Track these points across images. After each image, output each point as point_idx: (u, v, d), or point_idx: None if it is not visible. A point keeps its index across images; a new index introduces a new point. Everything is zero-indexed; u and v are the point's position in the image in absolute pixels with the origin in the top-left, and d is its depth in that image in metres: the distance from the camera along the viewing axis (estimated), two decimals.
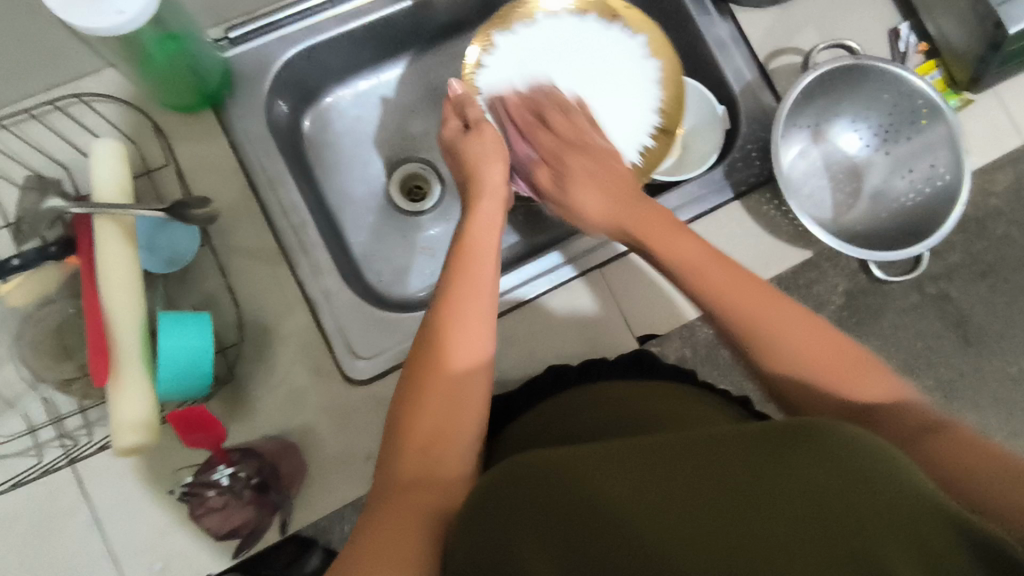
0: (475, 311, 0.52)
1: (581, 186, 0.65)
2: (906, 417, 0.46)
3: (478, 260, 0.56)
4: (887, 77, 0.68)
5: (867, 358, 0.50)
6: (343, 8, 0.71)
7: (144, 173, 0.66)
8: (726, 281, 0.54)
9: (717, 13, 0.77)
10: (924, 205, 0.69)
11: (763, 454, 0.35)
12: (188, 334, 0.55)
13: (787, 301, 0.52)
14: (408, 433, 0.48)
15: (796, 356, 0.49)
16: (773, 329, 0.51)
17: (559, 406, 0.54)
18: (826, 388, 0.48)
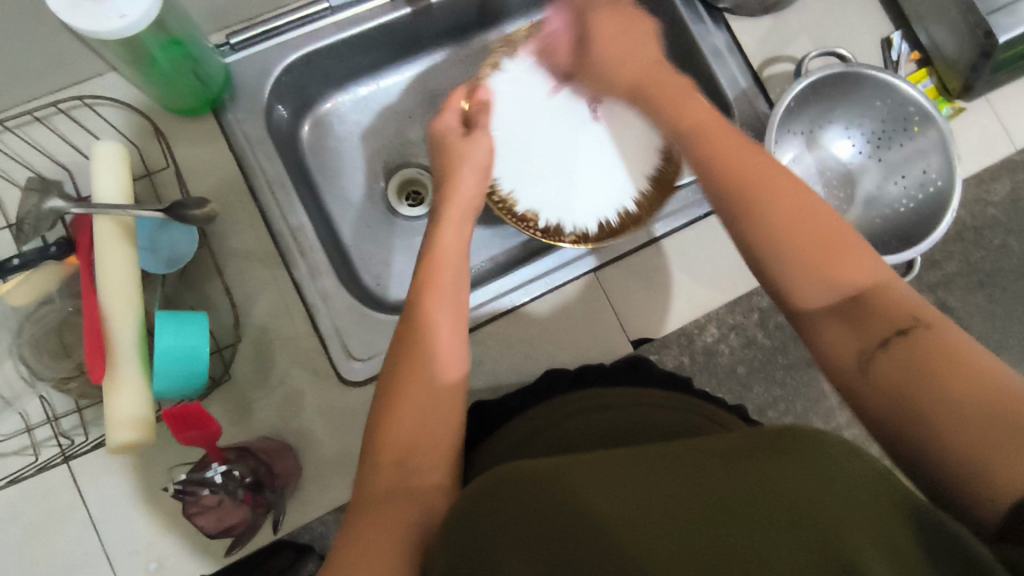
0: (451, 321, 0.54)
1: (607, 43, 0.65)
2: (890, 307, 0.44)
3: (445, 262, 0.57)
4: (880, 85, 0.69)
5: (856, 242, 0.48)
6: (344, 15, 0.72)
7: (145, 175, 0.67)
8: (751, 167, 0.51)
9: (711, 22, 0.78)
10: (916, 211, 0.70)
11: (743, 461, 0.36)
12: (185, 331, 0.56)
13: (805, 194, 0.50)
14: (387, 443, 0.48)
15: (782, 222, 0.48)
16: (771, 202, 0.49)
17: (553, 409, 0.54)
18: (816, 272, 0.46)
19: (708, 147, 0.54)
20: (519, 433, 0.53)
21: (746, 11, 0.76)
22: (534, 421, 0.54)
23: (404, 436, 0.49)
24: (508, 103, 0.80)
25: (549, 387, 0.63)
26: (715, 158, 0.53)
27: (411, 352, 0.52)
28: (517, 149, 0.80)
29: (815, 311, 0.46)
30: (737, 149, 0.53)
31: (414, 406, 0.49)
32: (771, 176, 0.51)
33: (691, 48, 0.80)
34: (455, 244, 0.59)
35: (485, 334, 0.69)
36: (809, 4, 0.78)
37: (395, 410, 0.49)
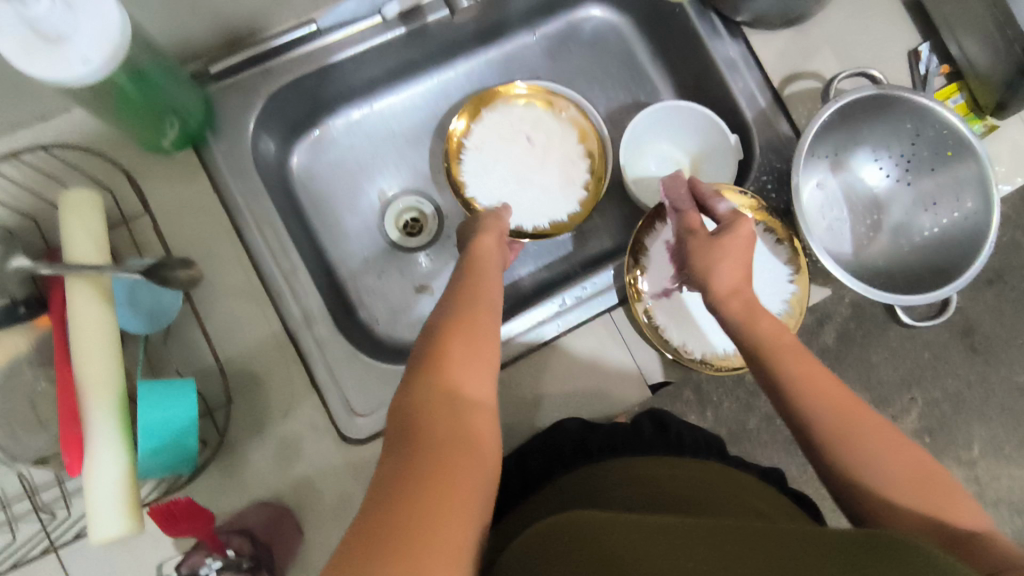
0: (485, 321, 0.53)
1: (726, 265, 0.55)
2: (999, 553, 0.44)
3: (484, 311, 0.54)
4: (914, 108, 0.64)
5: (957, 487, 0.48)
6: (332, 38, 0.67)
7: (121, 223, 0.61)
8: (823, 380, 0.52)
9: (727, 35, 0.73)
10: (950, 242, 0.65)
11: (818, 554, 0.35)
12: (167, 406, 0.51)
13: (889, 427, 0.50)
14: (424, 440, 0.40)
15: (868, 458, 0.48)
16: (860, 442, 0.49)
17: (585, 483, 0.52)
18: (908, 493, 0.47)
19: (790, 367, 0.52)
20: (558, 499, 0.52)
21: (764, 24, 0.71)
22: (558, 496, 0.53)
23: (445, 417, 0.43)
24: (483, 134, 0.77)
25: (575, 451, 0.61)
26: (828, 428, 0.50)
27: (457, 342, 0.50)
28: (487, 171, 0.77)
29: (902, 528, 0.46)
30: (825, 380, 0.52)
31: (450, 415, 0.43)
32: (855, 407, 0.51)
33: (705, 63, 0.74)
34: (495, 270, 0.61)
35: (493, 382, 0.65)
36: (830, 14, 0.73)
37: (429, 416, 0.43)
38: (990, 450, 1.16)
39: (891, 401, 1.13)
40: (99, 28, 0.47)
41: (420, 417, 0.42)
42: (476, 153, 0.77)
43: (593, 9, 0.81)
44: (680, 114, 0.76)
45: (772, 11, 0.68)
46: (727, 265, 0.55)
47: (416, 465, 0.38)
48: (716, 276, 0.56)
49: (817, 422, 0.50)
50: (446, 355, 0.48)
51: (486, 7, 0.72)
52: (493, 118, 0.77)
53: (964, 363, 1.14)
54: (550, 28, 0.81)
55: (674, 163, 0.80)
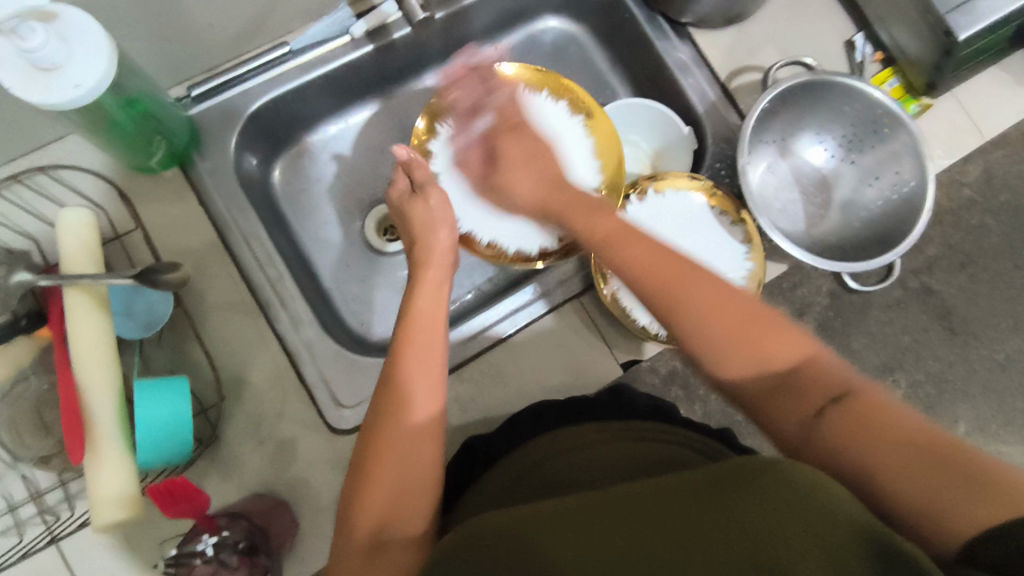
0: (424, 331, 0.54)
1: (515, 171, 0.67)
2: (817, 381, 0.45)
3: (421, 339, 0.53)
4: (847, 91, 0.69)
5: (776, 317, 0.48)
6: (304, 58, 0.72)
7: (114, 239, 0.65)
8: (652, 262, 0.52)
9: (675, 36, 0.78)
10: (892, 212, 0.70)
11: (702, 497, 0.39)
12: (164, 399, 0.55)
13: (719, 281, 0.50)
14: (363, 499, 0.47)
15: (700, 321, 0.48)
16: (685, 306, 0.49)
17: (530, 454, 0.54)
18: (739, 352, 0.47)
19: (628, 250, 0.54)
20: (505, 476, 0.53)
21: (708, 24, 0.76)
22: (515, 467, 0.54)
23: (385, 486, 0.47)
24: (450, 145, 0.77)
25: (534, 424, 0.62)
26: (662, 301, 0.50)
27: (389, 401, 0.50)
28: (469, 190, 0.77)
29: (741, 386, 0.47)
30: (645, 256, 0.53)
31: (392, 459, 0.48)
32: (684, 271, 0.51)
33: (658, 64, 0.80)
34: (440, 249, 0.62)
35: (473, 370, 0.69)
36: (769, 12, 0.79)
37: (370, 467, 0.48)
38: (977, 429, 1.18)
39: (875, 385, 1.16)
40: (89, 57, 0.51)
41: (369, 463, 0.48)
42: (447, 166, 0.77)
43: (551, 21, 0.87)
44: (639, 115, 0.81)
45: (714, 12, 0.74)
46: (517, 174, 0.67)
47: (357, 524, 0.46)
48: (518, 195, 0.67)
49: (641, 290, 0.51)
50: (387, 413, 0.49)
51: (449, 24, 0.78)
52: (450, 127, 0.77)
53: (943, 344, 1.17)
54: (511, 41, 0.87)
55: (637, 160, 0.85)
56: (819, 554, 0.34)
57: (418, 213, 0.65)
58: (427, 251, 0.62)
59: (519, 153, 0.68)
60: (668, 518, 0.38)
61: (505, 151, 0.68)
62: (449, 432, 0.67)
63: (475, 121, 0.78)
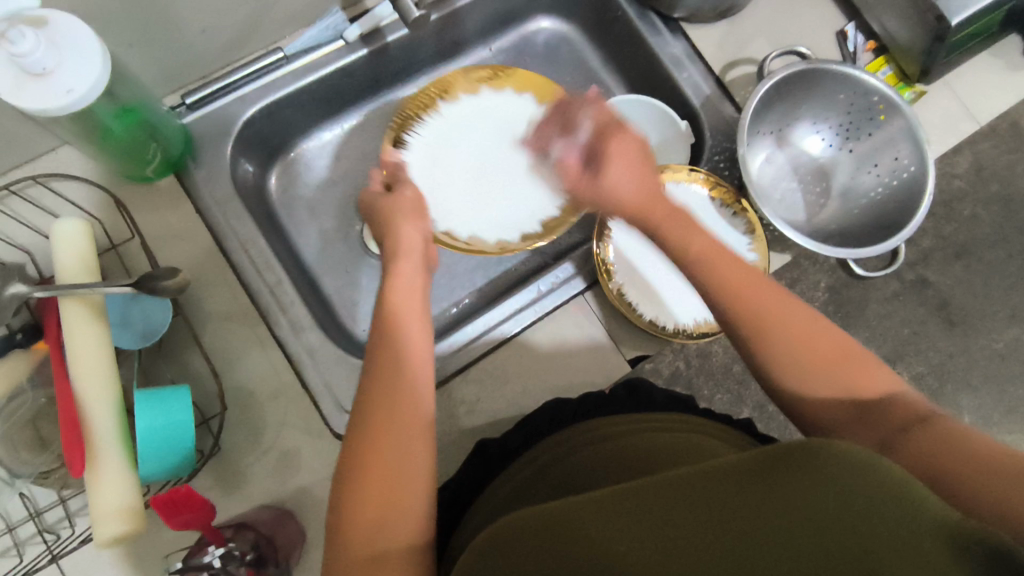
0: (413, 326, 0.54)
1: (613, 164, 0.59)
2: (897, 411, 0.47)
3: (400, 320, 0.54)
4: (842, 79, 0.69)
5: (861, 351, 0.50)
6: (299, 63, 0.71)
7: (110, 249, 0.64)
8: (732, 271, 0.53)
9: (668, 31, 0.78)
10: (892, 197, 0.70)
11: (762, 487, 0.36)
12: (166, 408, 0.54)
13: (801, 310, 0.51)
14: (356, 504, 0.45)
15: (787, 346, 0.49)
16: (775, 328, 0.50)
17: (550, 450, 0.53)
18: (824, 375, 0.48)
19: (711, 260, 0.54)
20: (526, 472, 0.52)
21: (700, 19, 0.77)
22: (535, 462, 0.53)
23: (381, 484, 0.45)
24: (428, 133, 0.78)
25: (550, 421, 0.61)
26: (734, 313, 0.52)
27: (382, 393, 0.49)
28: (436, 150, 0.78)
29: (829, 416, 0.48)
30: (734, 272, 0.53)
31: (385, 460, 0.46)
32: (773, 294, 0.52)
33: (651, 60, 0.80)
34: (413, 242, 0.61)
35: (479, 371, 0.68)
36: (760, 6, 0.79)
37: (362, 469, 0.46)
38: (981, 419, 1.19)
39: None
40: (83, 62, 0.51)
41: (362, 466, 0.46)
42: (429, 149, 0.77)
43: (543, 22, 0.87)
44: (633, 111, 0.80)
45: (705, 7, 0.74)
46: (621, 167, 0.59)
47: (347, 532, 0.44)
48: (622, 187, 0.59)
49: (728, 306, 0.52)
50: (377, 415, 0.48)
51: (442, 27, 0.78)
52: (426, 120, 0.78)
53: (944, 335, 1.17)
54: (504, 42, 0.87)
55: None
56: (898, 550, 0.32)
57: (392, 205, 0.65)
58: (393, 243, 0.61)
59: (629, 165, 0.59)
60: (725, 515, 0.36)
61: (609, 146, 0.60)
62: (456, 436, 0.66)
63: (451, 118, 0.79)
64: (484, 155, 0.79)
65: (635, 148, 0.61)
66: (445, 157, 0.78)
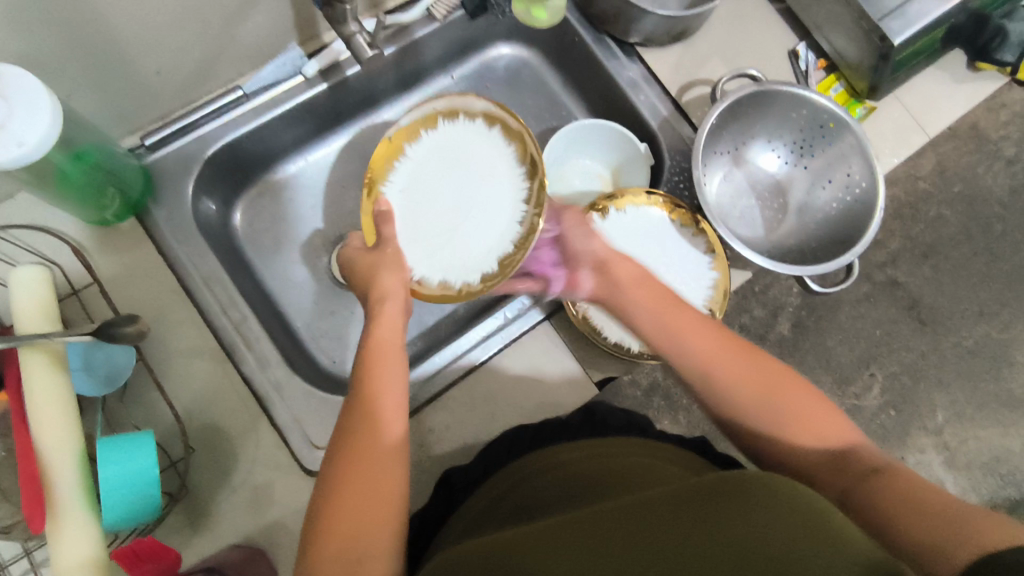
0: (388, 367, 0.54)
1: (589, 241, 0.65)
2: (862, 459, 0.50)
3: (385, 361, 0.55)
4: (793, 99, 0.71)
5: (823, 401, 0.54)
6: (259, 100, 0.72)
7: (71, 294, 0.63)
8: (692, 329, 0.58)
9: (624, 55, 0.80)
10: (845, 212, 0.72)
11: (690, 515, 0.38)
12: (131, 456, 0.53)
13: (764, 363, 0.55)
14: (325, 532, 0.46)
15: (742, 398, 0.54)
16: (731, 383, 0.54)
17: (509, 477, 0.54)
18: (788, 425, 0.52)
19: (673, 320, 0.59)
20: (487, 499, 0.53)
21: (655, 43, 0.78)
22: (496, 487, 0.54)
23: (350, 515, 0.46)
24: (406, 173, 0.75)
25: (509, 449, 0.62)
26: (698, 367, 0.56)
27: (352, 427, 0.51)
28: (414, 200, 0.75)
29: (808, 466, 0.51)
30: (704, 337, 0.57)
31: (357, 485, 0.47)
32: (734, 347, 0.57)
33: (610, 84, 0.81)
34: (396, 287, 0.61)
35: (449, 400, 0.68)
36: (713, 27, 0.81)
37: (336, 500, 0.47)
38: (954, 415, 1.21)
39: (852, 380, 1.18)
40: (33, 115, 0.51)
41: (334, 494, 0.47)
42: (401, 192, 0.74)
43: (503, 48, 0.88)
44: (593, 134, 0.82)
45: (659, 31, 0.76)
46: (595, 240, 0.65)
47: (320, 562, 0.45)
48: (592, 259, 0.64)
49: (677, 351, 0.57)
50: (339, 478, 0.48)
51: (401, 58, 0.78)
52: (406, 164, 0.75)
53: (915, 335, 1.20)
54: (467, 69, 0.88)
55: (598, 178, 0.86)
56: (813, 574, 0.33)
57: (375, 260, 0.64)
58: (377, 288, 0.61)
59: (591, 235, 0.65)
60: (652, 539, 0.38)
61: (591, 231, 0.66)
62: (427, 465, 0.66)
63: (429, 159, 0.75)
64: (473, 199, 0.75)
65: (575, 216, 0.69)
66: (416, 211, 0.74)
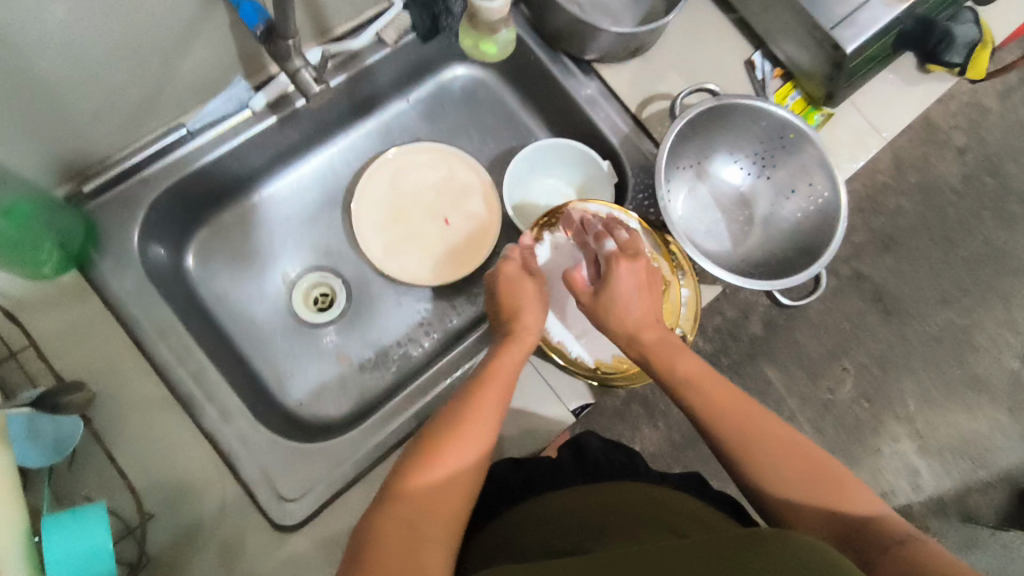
0: (500, 387, 0.58)
1: (632, 294, 0.64)
2: (879, 530, 0.50)
3: (498, 380, 0.58)
4: (751, 112, 0.71)
5: (849, 477, 0.54)
6: (206, 139, 0.69)
7: (9, 358, 0.59)
8: (721, 394, 0.60)
9: (582, 73, 0.79)
10: (809, 223, 0.72)
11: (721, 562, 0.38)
12: (81, 533, 0.50)
13: (791, 437, 0.57)
14: (397, 503, 0.48)
15: (774, 469, 0.55)
16: (763, 453, 0.56)
17: (510, 523, 0.55)
18: (805, 492, 0.54)
19: (702, 382, 0.61)
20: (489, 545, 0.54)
21: (611, 58, 0.77)
22: (493, 537, 0.55)
23: (427, 494, 0.49)
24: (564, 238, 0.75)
25: (496, 496, 0.60)
26: (716, 421, 0.58)
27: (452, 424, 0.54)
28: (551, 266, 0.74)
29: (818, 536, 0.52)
30: (729, 398, 0.59)
31: (444, 470, 0.50)
32: (763, 419, 0.58)
33: (568, 102, 0.80)
34: (530, 322, 0.64)
35: None
36: (668, 41, 0.80)
37: (416, 474, 0.50)
38: (923, 400, 1.22)
39: (823, 374, 1.20)
40: None
41: (417, 468, 0.50)
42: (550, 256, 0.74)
43: (459, 69, 0.86)
44: (553, 150, 0.82)
45: (615, 47, 0.75)
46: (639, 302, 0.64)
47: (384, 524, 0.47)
48: (630, 311, 0.64)
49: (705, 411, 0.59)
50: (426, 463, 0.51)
51: (353, 85, 0.76)
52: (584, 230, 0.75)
53: (880, 325, 1.22)
54: (422, 92, 0.86)
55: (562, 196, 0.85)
56: None
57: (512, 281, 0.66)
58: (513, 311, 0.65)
59: (633, 287, 0.64)
60: None
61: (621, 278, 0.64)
62: None
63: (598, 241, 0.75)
64: None
65: (643, 274, 0.65)
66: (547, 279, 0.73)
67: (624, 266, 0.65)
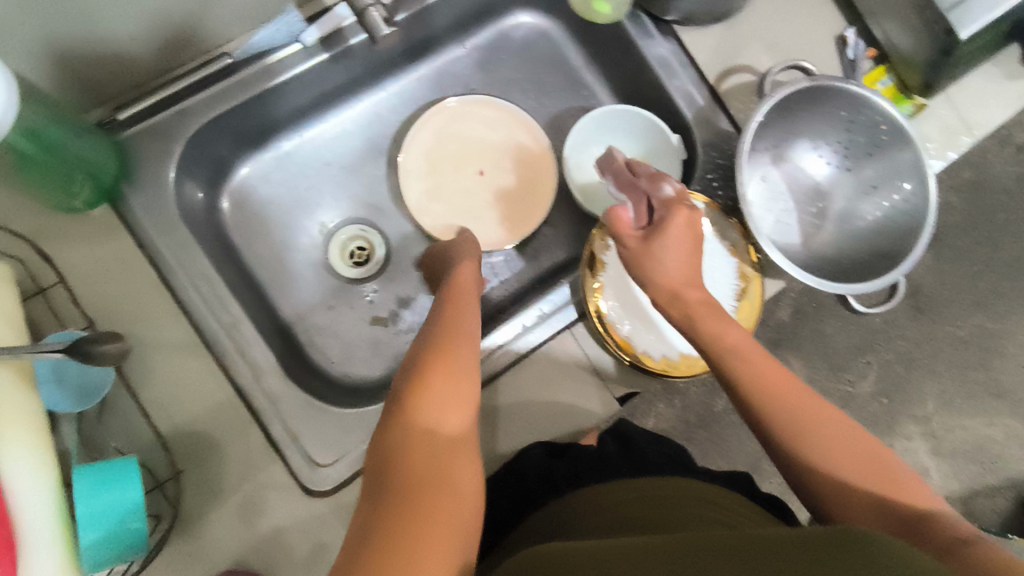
0: (466, 320, 0.52)
1: (675, 245, 0.59)
2: (943, 530, 0.45)
3: (464, 315, 0.53)
4: (846, 98, 0.64)
5: (910, 475, 0.49)
6: (250, 70, 0.63)
7: (37, 294, 0.56)
8: (768, 370, 0.54)
9: (660, 34, 0.72)
10: (889, 226, 0.67)
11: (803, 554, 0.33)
12: (111, 492, 0.47)
13: (845, 423, 0.51)
14: (405, 428, 0.42)
15: (823, 452, 0.49)
16: (813, 434, 0.50)
17: (558, 514, 0.52)
18: (857, 480, 0.48)
19: (746, 354, 0.55)
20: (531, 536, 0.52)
21: (695, 21, 0.70)
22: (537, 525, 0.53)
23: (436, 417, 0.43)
24: None
25: (541, 483, 0.58)
26: (759, 394, 0.53)
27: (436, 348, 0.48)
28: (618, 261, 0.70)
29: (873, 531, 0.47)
30: (772, 370, 0.54)
31: (445, 389, 0.45)
32: (811, 399, 0.52)
33: (640, 65, 0.74)
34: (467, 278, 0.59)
35: None
36: (757, 6, 0.73)
37: (417, 397, 0.44)
38: (943, 404, 1.19)
39: (847, 367, 1.16)
40: None
41: (414, 391, 0.44)
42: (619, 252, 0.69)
43: (522, 17, 0.79)
44: (617, 115, 0.76)
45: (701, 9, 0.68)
46: (677, 252, 0.59)
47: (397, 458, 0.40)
48: (667, 260, 0.59)
49: (744, 383, 0.54)
50: (415, 390, 0.44)
51: (409, 24, 0.69)
52: None
53: (910, 322, 1.17)
54: (480, 40, 0.79)
55: None
56: None
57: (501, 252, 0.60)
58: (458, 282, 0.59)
59: (683, 242, 0.59)
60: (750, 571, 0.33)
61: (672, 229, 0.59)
62: None
63: None
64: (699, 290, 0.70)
65: (696, 228, 0.60)
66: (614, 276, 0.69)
67: (680, 216, 0.59)
